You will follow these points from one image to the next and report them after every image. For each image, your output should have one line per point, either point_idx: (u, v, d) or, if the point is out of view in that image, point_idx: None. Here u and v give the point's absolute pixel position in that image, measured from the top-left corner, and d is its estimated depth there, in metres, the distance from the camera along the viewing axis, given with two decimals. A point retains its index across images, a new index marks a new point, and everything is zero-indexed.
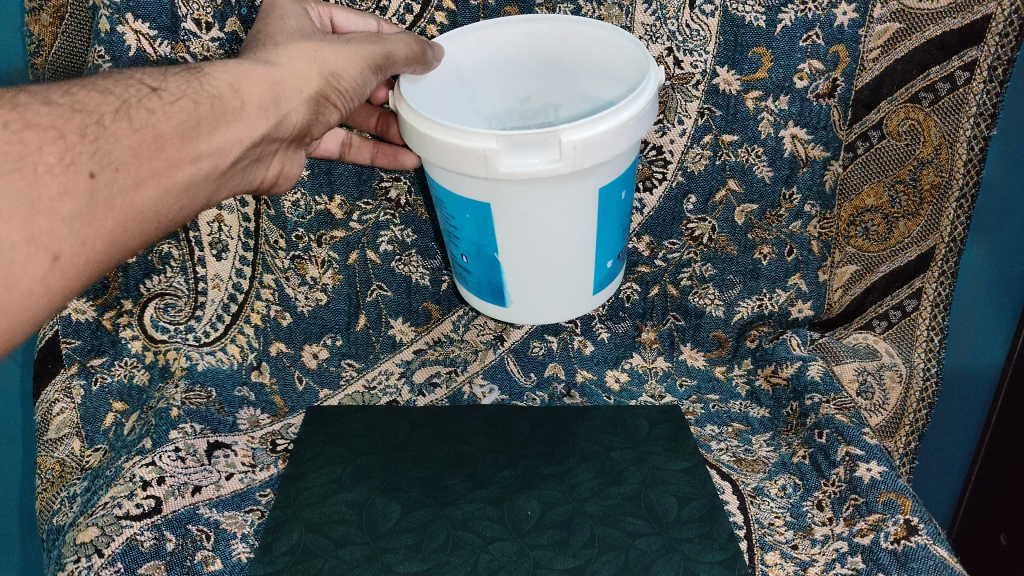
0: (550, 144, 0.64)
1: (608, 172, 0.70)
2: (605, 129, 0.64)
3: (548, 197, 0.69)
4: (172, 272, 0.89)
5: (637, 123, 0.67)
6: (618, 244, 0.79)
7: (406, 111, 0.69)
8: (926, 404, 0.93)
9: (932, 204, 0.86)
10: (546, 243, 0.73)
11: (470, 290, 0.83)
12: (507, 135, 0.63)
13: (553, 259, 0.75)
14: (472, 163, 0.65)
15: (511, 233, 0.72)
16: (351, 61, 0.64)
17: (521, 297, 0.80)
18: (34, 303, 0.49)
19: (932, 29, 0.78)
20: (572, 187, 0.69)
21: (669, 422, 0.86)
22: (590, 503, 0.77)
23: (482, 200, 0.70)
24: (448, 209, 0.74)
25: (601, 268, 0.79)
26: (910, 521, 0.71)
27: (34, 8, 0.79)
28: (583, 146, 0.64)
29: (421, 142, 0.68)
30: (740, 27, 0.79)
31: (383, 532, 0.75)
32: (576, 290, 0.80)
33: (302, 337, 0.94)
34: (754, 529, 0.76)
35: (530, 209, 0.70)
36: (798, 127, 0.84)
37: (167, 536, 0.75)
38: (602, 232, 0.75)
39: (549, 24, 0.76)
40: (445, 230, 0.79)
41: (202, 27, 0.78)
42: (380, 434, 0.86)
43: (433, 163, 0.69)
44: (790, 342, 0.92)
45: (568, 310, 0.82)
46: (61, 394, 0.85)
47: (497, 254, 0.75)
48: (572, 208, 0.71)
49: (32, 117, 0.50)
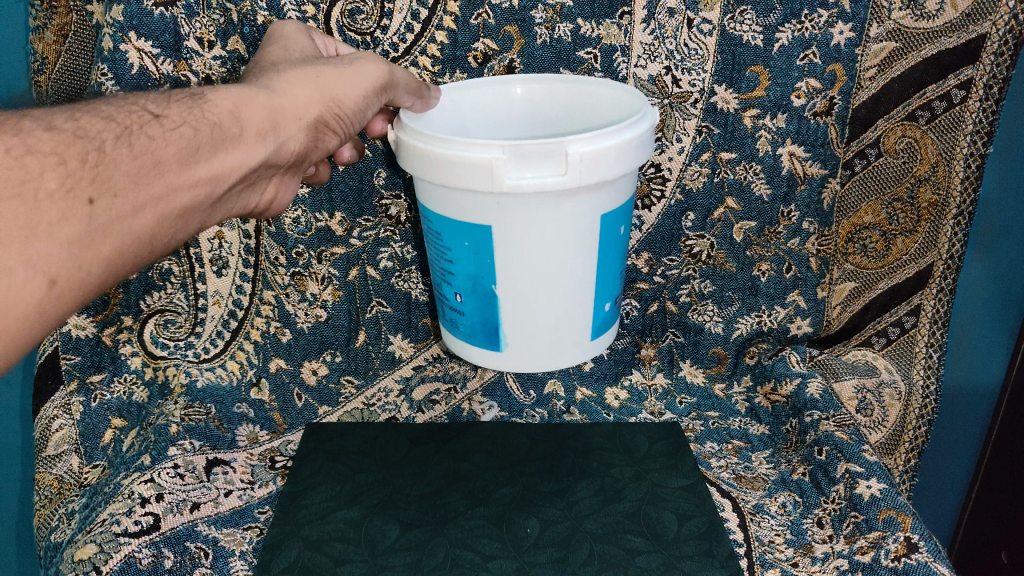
0: (557, 157, 0.66)
1: (606, 199, 0.72)
2: (611, 145, 0.67)
3: (550, 217, 0.70)
4: (172, 288, 0.89)
5: (639, 147, 0.70)
6: (616, 286, 0.81)
7: (409, 136, 0.71)
8: (926, 421, 0.93)
9: (930, 221, 0.87)
10: (547, 269, 0.73)
11: (461, 337, 0.83)
12: (515, 145, 0.65)
13: (552, 289, 0.75)
14: (478, 175, 0.66)
15: (510, 261, 0.73)
16: (352, 87, 0.66)
17: (517, 338, 0.79)
18: (27, 327, 0.48)
19: (928, 48, 0.79)
20: (576, 205, 0.70)
21: (669, 439, 0.86)
22: (590, 520, 0.76)
23: (484, 223, 0.71)
24: (445, 240, 0.75)
25: (598, 309, 0.80)
26: (910, 538, 0.70)
27: (38, 26, 0.79)
28: (590, 158, 0.66)
29: (424, 161, 0.69)
30: (737, 46, 0.81)
31: (382, 550, 0.73)
32: (573, 332, 0.80)
33: (302, 353, 0.93)
34: (755, 546, 0.74)
35: (532, 228, 0.71)
36: (796, 145, 0.85)
37: (166, 553, 0.73)
38: (599, 265, 0.76)
39: (545, 83, 0.81)
40: (438, 270, 0.79)
41: (205, 46, 0.79)
42: (379, 451, 0.85)
43: (436, 183, 0.70)
44: (790, 359, 0.93)
45: (566, 354, 0.82)
46: (61, 410, 0.85)
47: (495, 287, 0.75)
48: (573, 232, 0.72)
49: (33, 142, 0.49)
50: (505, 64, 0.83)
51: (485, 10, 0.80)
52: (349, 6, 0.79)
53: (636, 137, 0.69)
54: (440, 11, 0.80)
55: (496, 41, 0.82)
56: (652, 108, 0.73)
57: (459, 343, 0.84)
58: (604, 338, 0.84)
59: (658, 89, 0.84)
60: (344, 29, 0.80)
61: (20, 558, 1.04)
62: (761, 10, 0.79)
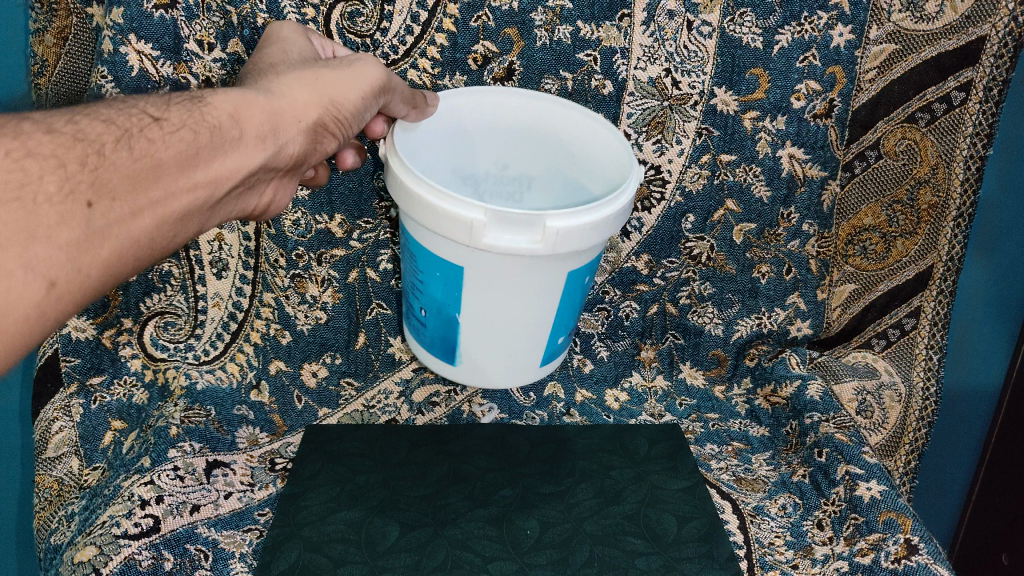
0: (534, 227, 0.66)
1: (577, 260, 0.73)
2: (589, 222, 0.67)
3: (519, 271, 0.70)
4: (172, 290, 0.89)
5: (615, 220, 0.70)
6: (571, 322, 0.81)
7: (396, 165, 0.70)
8: (926, 423, 0.91)
9: (930, 223, 0.87)
10: (508, 312, 0.74)
11: (424, 343, 0.83)
12: (497, 212, 0.65)
13: (514, 327, 0.76)
14: (456, 229, 0.66)
15: (474, 297, 0.73)
16: (351, 89, 0.66)
17: (475, 356, 0.80)
18: (26, 330, 0.48)
19: (927, 50, 0.79)
20: (545, 267, 0.71)
21: (669, 441, 0.86)
22: (590, 522, 0.76)
23: (454, 262, 0.71)
24: (417, 263, 0.75)
25: (552, 342, 0.81)
26: (910, 540, 0.70)
27: (38, 29, 0.79)
28: (565, 235, 0.67)
29: (405, 196, 0.69)
30: (737, 48, 0.81)
31: (382, 552, 0.73)
32: (531, 361, 0.81)
33: (302, 355, 0.94)
34: (754, 548, 0.75)
35: (499, 276, 0.71)
36: (796, 147, 0.86)
37: (165, 555, 0.73)
38: (559, 312, 0.77)
39: (544, 104, 0.81)
40: (408, 282, 0.79)
41: (204, 48, 0.79)
42: (379, 453, 0.85)
43: (412, 217, 0.70)
44: (790, 360, 0.93)
45: (512, 375, 0.82)
46: (61, 412, 0.84)
47: (458, 314, 0.76)
48: (537, 285, 0.72)
49: (33, 145, 0.49)
50: (505, 66, 0.83)
51: (485, 13, 0.80)
52: (349, 8, 0.79)
53: (614, 213, 0.69)
54: (440, 14, 0.80)
55: (496, 43, 0.82)
56: (639, 174, 0.73)
57: (422, 350, 0.84)
58: (552, 366, 0.85)
59: (659, 92, 0.84)
60: (344, 32, 0.80)
61: (20, 560, 1.04)
62: (761, 12, 0.79)
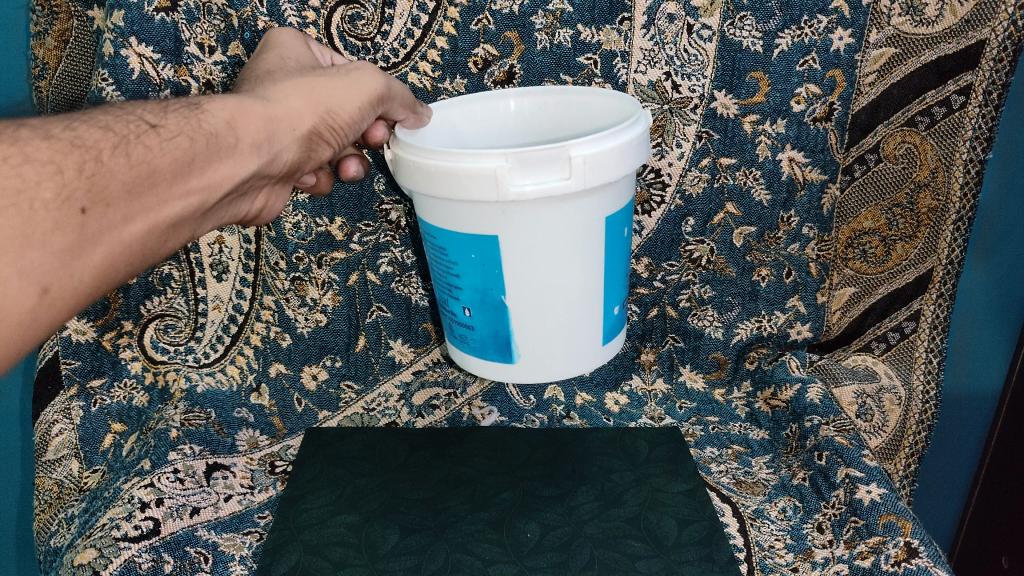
0: (560, 162, 0.66)
1: (607, 203, 0.73)
2: (612, 146, 0.67)
3: (556, 222, 0.70)
4: (172, 293, 0.89)
5: (639, 145, 0.70)
6: (621, 289, 0.82)
7: (406, 152, 0.71)
8: (926, 426, 0.92)
9: (930, 226, 0.87)
10: (552, 277, 0.73)
11: (469, 351, 0.83)
12: (518, 153, 0.65)
13: (559, 298, 0.75)
14: (482, 186, 0.66)
15: (520, 272, 0.73)
16: (350, 98, 0.66)
17: (528, 348, 0.79)
18: (19, 335, 0.48)
19: (928, 54, 0.80)
20: (580, 208, 0.70)
21: (669, 444, 0.86)
22: (590, 525, 0.76)
23: (490, 234, 0.71)
24: (449, 254, 0.75)
25: (604, 316, 0.81)
26: (910, 543, 0.69)
27: (39, 32, 0.79)
28: (592, 160, 0.66)
29: (424, 174, 0.69)
30: (737, 52, 0.82)
31: (382, 554, 0.73)
32: (584, 338, 0.80)
33: (302, 357, 0.93)
34: (755, 551, 0.74)
35: (537, 235, 0.71)
36: (796, 150, 0.86)
37: (166, 558, 0.73)
38: (603, 271, 0.77)
39: (537, 97, 0.82)
40: (443, 285, 0.79)
41: (205, 51, 0.79)
42: (380, 455, 0.85)
43: (440, 196, 0.70)
44: (790, 363, 0.93)
45: (576, 362, 0.81)
46: (61, 414, 0.85)
47: (504, 297, 0.75)
48: (579, 234, 0.72)
49: (31, 151, 0.49)
50: (505, 69, 0.83)
51: (485, 16, 0.80)
52: (349, 12, 0.79)
53: (634, 135, 0.69)
54: (440, 17, 0.80)
55: (497, 46, 0.82)
56: (648, 112, 0.74)
57: (470, 359, 0.83)
58: (612, 348, 0.84)
59: (658, 95, 0.85)
60: (344, 35, 0.80)
61: (20, 560, 1.04)
62: (761, 16, 0.80)
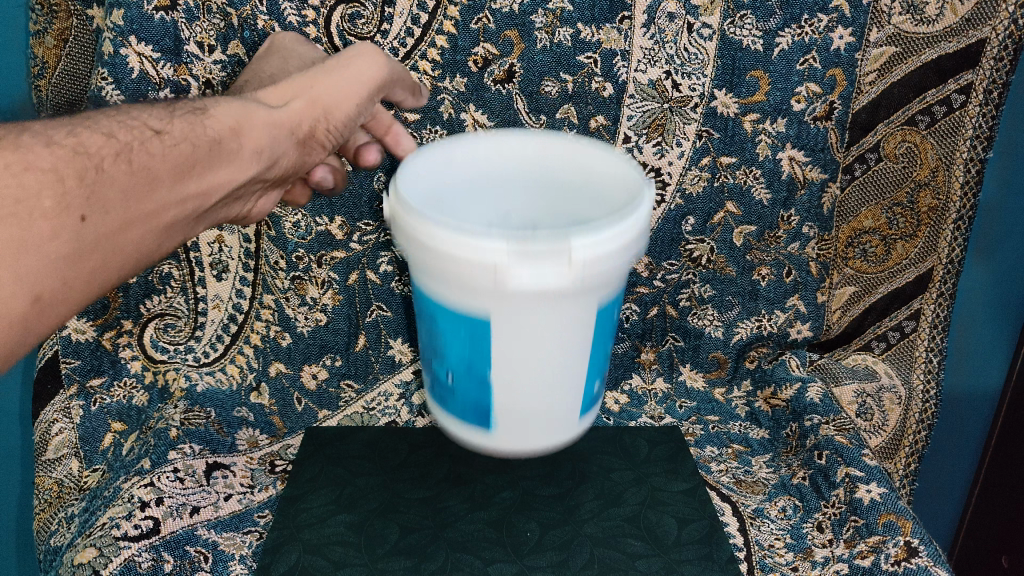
0: (561, 256, 0.56)
1: (608, 290, 0.62)
2: (620, 245, 0.58)
3: (549, 308, 0.59)
4: (172, 292, 0.89)
5: (641, 241, 0.61)
6: (606, 362, 0.70)
7: (394, 194, 0.61)
8: (926, 425, 0.92)
9: (930, 225, 0.87)
10: (542, 362, 0.63)
11: (447, 415, 0.71)
12: (518, 244, 0.55)
13: (544, 368, 0.64)
14: (475, 269, 0.56)
15: (508, 401, 0.66)
16: (350, 95, 0.64)
17: (511, 426, 0.68)
18: (12, 338, 0.49)
19: (928, 52, 0.80)
20: (578, 293, 0.59)
21: (670, 443, 0.86)
22: (590, 524, 0.76)
23: (478, 308, 0.59)
24: (435, 323, 0.65)
25: (590, 392, 0.70)
26: (909, 543, 0.69)
27: (38, 30, 0.79)
28: (595, 257, 0.57)
29: (409, 224, 0.59)
30: (737, 50, 0.81)
31: (381, 554, 0.73)
32: (569, 421, 0.69)
33: (302, 357, 0.92)
34: (754, 551, 0.74)
35: (530, 328, 0.61)
36: (796, 149, 0.86)
37: (166, 557, 0.73)
38: (594, 346, 0.66)
39: None
40: (428, 349, 0.68)
41: (205, 50, 0.79)
42: (379, 455, 0.85)
43: (422, 256, 0.60)
44: (790, 363, 0.93)
45: (559, 440, 0.71)
46: (61, 414, 0.85)
47: (491, 373, 0.64)
48: (573, 327, 0.62)
49: (32, 159, 0.49)
50: (505, 68, 0.83)
51: (485, 15, 0.80)
52: (349, 10, 0.79)
53: (644, 214, 0.60)
54: (440, 16, 0.80)
55: (496, 45, 0.82)
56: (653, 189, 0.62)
57: (448, 419, 0.71)
58: (592, 428, 0.75)
59: (658, 94, 0.84)
60: (344, 34, 0.80)
61: (20, 559, 1.05)
62: (761, 15, 0.80)
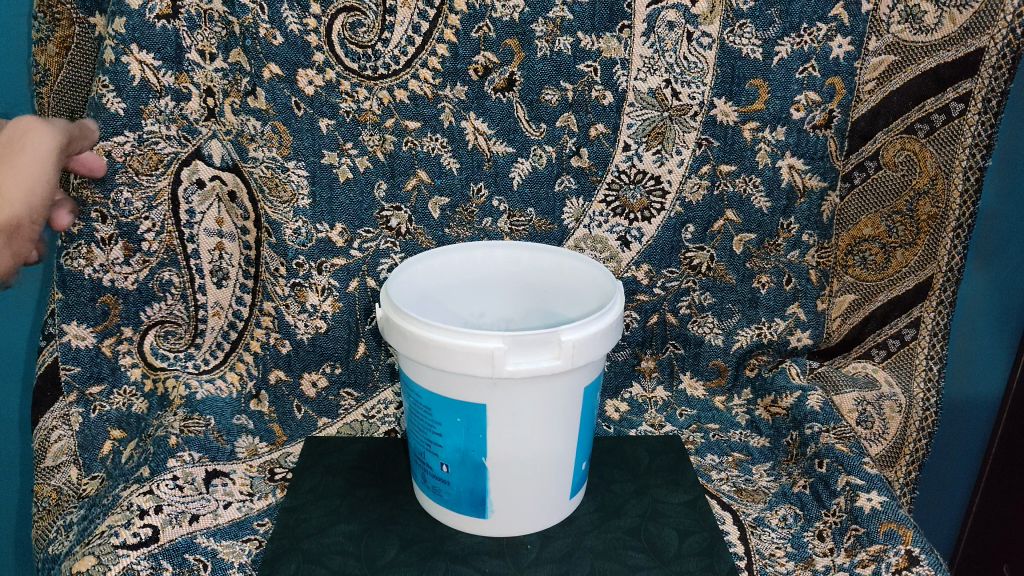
0: (550, 344, 0.67)
1: (589, 371, 0.72)
2: (597, 329, 0.68)
3: (543, 394, 0.69)
4: (172, 299, 0.88)
5: (612, 331, 0.71)
6: (590, 445, 0.78)
7: (402, 320, 0.69)
8: (926, 434, 0.90)
9: (930, 233, 0.86)
10: (536, 438, 0.70)
11: (444, 506, 0.76)
12: (514, 336, 0.65)
13: (537, 465, 0.72)
14: (477, 364, 0.65)
15: (501, 476, 0.72)
16: (31, 179, 0.69)
17: (505, 506, 0.74)
18: None
19: (927, 61, 0.80)
20: (564, 387, 0.70)
21: (669, 454, 0.87)
22: (590, 537, 0.76)
23: (478, 402, 0.68)
24: (434, 414, 0.71)
25: (576, 470, 0.76)
26: (910, 551, 0.69)
27: (40, 38, 0.80)
28: (581, 344, 0.67)
29: (419, 346, 0.67)
30: (737, 60, 0.82)
31: (381, 565, 0.72)
32: (558, 489, 0.75)
33: (302, 365, 0.93)
34: (755, 560, 0.74)
35: (523, 409, 0.69)
36: (796, 158, 0.86)
37: (164, 565, 0.72)
38: (582, 428, 0.74)
39: (528, 253, 0.86)
40: (421, 439, 0.74)
41: (206, 58, 0.80)
42: (379, 467, 0.86)
43: (432, 367, 0.68)
44: (790, 371, 0.94)
45: (549, 519, 0.77)
46: (60, 421, 0.81)
47: (486, 459, 0.71)
48: (561, 407, 0.71)
49: None
50: (505, 76, 0.83)
51: (485, 24, 0.81)
52: (350, 19, 0.79)
53: (612, 320, 0.71)
54: (440, 25, 0.81)
55: (497, 54, 0.82)
56: (620, 287, 0.76)
57: (443, 512, 0.77)
58: (580, 498, 0.80)
59: (658, 102, 0.85)
60: (345, 42, 0.80)
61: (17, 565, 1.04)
62: (761, 23, 0.81)
